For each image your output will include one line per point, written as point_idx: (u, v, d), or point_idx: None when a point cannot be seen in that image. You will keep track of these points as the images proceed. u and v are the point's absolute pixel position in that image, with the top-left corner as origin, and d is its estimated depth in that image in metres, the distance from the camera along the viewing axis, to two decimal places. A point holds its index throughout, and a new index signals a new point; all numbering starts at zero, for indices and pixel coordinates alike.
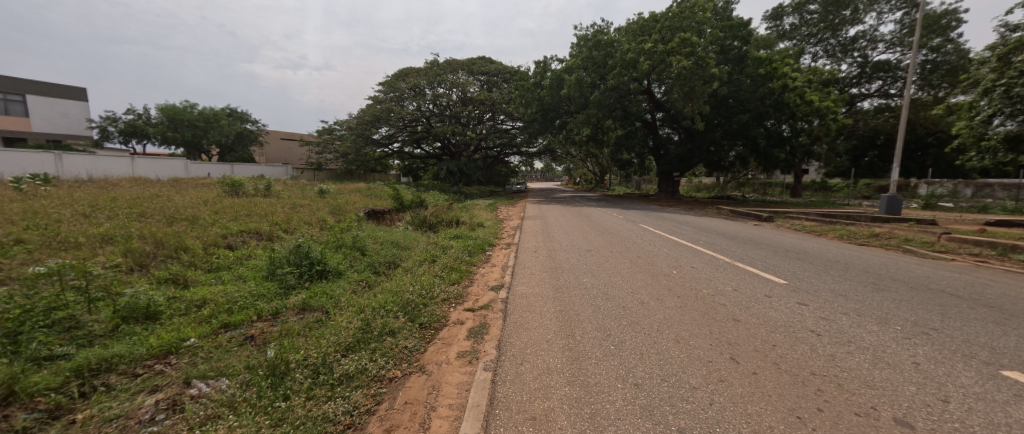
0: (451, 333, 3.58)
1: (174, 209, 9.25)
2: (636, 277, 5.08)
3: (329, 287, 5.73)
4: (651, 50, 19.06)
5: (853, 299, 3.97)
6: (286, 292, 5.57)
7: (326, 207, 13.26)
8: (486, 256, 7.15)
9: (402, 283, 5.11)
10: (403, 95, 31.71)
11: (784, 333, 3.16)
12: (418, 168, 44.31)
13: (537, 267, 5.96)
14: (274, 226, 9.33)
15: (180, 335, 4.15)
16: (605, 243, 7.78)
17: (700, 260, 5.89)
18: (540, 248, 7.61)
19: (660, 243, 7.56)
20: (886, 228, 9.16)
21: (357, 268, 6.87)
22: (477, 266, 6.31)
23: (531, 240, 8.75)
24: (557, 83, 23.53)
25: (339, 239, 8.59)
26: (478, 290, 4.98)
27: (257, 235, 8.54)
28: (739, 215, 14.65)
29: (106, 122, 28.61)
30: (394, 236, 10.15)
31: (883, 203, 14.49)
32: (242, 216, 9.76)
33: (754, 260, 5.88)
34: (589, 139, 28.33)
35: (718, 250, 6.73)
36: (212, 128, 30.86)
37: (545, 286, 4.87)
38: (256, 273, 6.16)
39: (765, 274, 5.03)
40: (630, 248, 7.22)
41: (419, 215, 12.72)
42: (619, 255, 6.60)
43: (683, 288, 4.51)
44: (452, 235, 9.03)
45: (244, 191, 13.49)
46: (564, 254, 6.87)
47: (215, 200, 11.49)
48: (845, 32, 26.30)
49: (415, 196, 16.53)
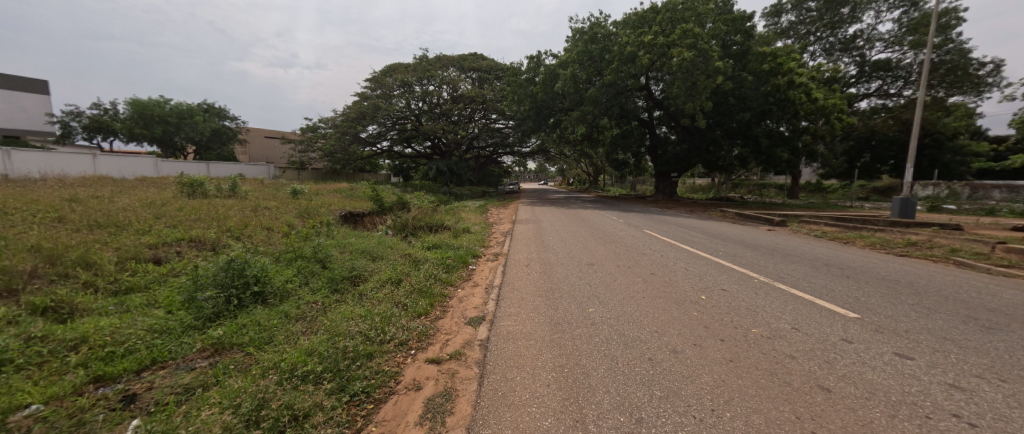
0: (396, 412, 2.36)
1: (105, 214, 7.91)
2: (657, 307, 3.93)
3: (262, 318, 4.52)
4: (651, 42, 18.03)
5: (970, 348, 2.82)
6: (203, 326, 4.32)
7: (295, 209, 11.95)
8: (468, 271, 5.95)
9: (351, 314, 3.90)
10: (390, 91, 30.20)
11: (916, 422, 1.99)
12: (408, 168, 43.09)
13: (529, 289, 4.75)
14: (223, 233, 8.08)
15: (15, 400, 2.92)
16: (610, 254, 6.68)
17: (730, 280, 4.74)
18: (533, 261, 6.43)
19: (673, 254, 6.41)
20: (920, 236, 8.13)
21: (311, 289, 5.67)
22: (455, 287, 5.09)
23: (523, 249, 7.56)
24: (551, 78, 22.40)
25: (296, 248, 7.37)
26: (449, 326, 3.76)
27: (199, 245, 7.30)
28: (747, 218, 13.62)
29: (69, 116, 26.89)
30: (367, 244, 8.93)
31: (895, 206, 13.69)
32: (188, 221, 8.49)
33: (797, 279, 4.76)
34: (584, 137, 27.28)
35: (746, 265, 5.58)
36: (185, 125, 29.10)
37: (540, 320, 3.68)
38: (172, 298, 4.90)
39: (824, 302, 3.87)
40: (640, 260, 6.10)
41: (400, 218, 11.52)
42: (629, 271, 5.46)
43: (722, 324, 3.39)
44: (430, 243, 7.82)
45: (204, 192, 12.14)
46: (561, 270, 5.71)
47: (164, 201, 10.17)
48: (845, 30, 25.59)
49: (398, 198, 15.34)
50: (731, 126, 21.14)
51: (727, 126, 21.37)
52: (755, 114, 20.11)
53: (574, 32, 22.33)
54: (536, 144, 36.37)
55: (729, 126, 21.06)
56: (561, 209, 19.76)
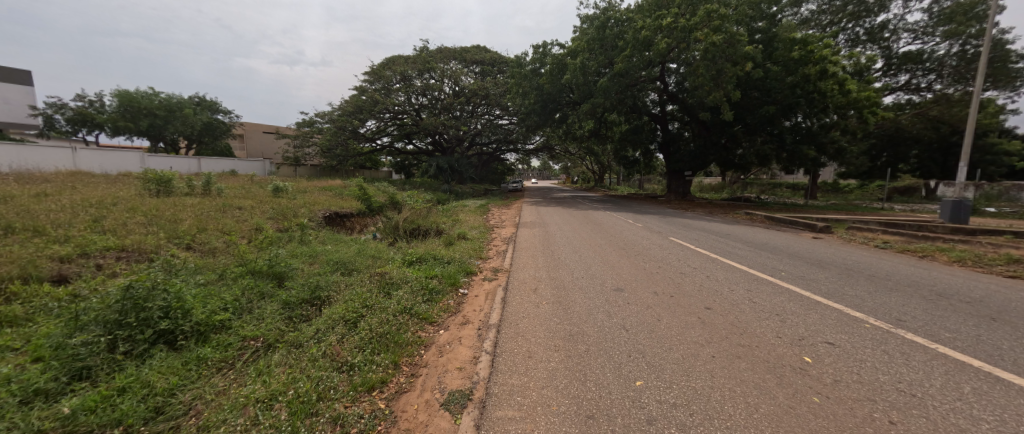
0: None
1: (19, 216, 6.51)
2: (746, 382, 2.47)
3: (154, 379, 3.11)
4: (670, 26, 16.46)
5: None
6: (57, 393, 2.91)
7: (271, 209, 10.61)
8: (458, 299, 4.51)
9: (263, 386, 2.51)
10: (389, 84, 28.79)
11: None
12: (409, 166, 41.78)
13: (539, 335, 3.34)
14: (168, 241, 6.71)
15: None
16: (639, 274, 5.25)
17: (828, 326, 3.29)
18: (542, 282, 5.02)
19: (722, 276, 4.99)
20: (1021, 251, 6.56)
21: (250, 322, 4.31)
22: (436, 326, 3.68)
23: (529, 264, 6.15)
24: (558, 69, 20.91)
25: (248, 261, 5.98)
26: (412, 414, 2.35)
27: (131, 256, 5.91)
28: (778, 223, 12.06)
29: (52, 108, 25.67)
30: (343, 253, 7.51)
31: (945, 209, 12.12)
32: (129, 225, 7.10)
33: (926, 326, 3.29)
34: (592, 133, 25.83)
35: (830, 295, 4.15)
36: (174, 118, 27.75)
37: (563, 411, 2.24)
38: (40, 339, 3.49)
39: (1014, 377, 2.42)
40: (682, 284, 4.70)
41: (390, 220, 10.23)
42: (674, 303, 4.04)
43: (876, 429, 1.97)
44: (413, 254, 6.34)
45: (172, 190, 10.87)
46: (581, 299, 4.28)
47: (114, 201, 8.76)
48: (871, 20, 23.70)
49: (390, 197, 14.05)
50: (752, 121, 19.55)
51: (748, 122, 19.78)
52: (780, 109, 18.48)
53: (584, 19, 20.90)
54: (540, 141, 35.04)
55: (751, 121, 19.47)
56: (567, 209, 18.44)
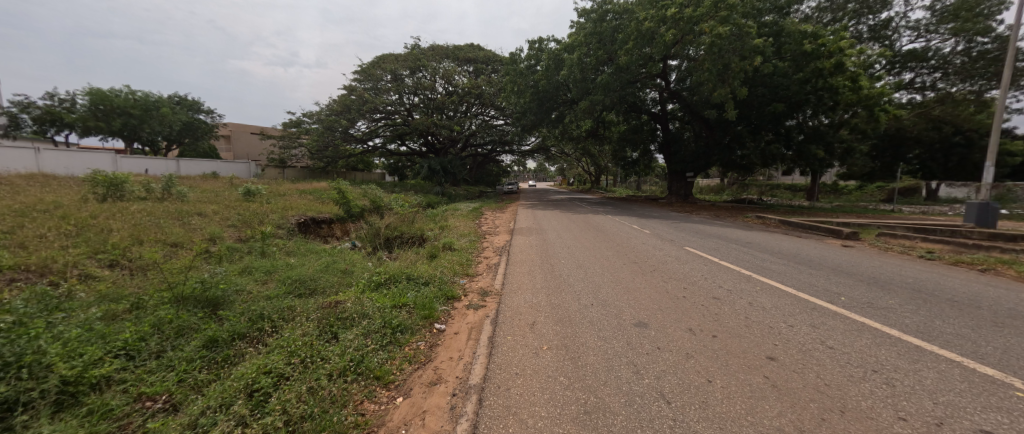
0: None
1: None
2: None
3: None
4: (675, 16, 15.45)
5: None
6: None
7: (236, 215, 9.44)
8: (431, 341, 3.41)
9: None
10: (378, 83, 27.54)
11: None
12: (402, 167, 40.63)
13: (544, 414, 2.22)
14: (87, 258, 5.47)
15: None
16: (663, 300, 4.17)
17: (976, 401, 2.21)
18: (542, 314, 3.91)
19: (769, 304, 3.93)
20: None
21: (151, 372, 3.15)
22: (393, 393, 2.56)
23: (524, 285, 5.03)
24: (555, 65, 19.89)
25: (177, 282, 4.77)
26: None
27: (27, 279, 4.68)
28: (796, 228, 11.07)
29: (18, 107, 24.14)
30: (305, 268, 6.33)
31: (970, 212, 10.77)
32: (44, 239, 5.86)
33: None
34: (589, 133, 24.93)
35: (933, 338, 3.07)
36: (151, 118, 26.30)
37: None
38: None
39: None
40: (723, 317, 3.62)
41: (371, 226, 9.18)
42: (722, 350, 2.96)
43: None
44: (383, 272, 5.19)
45: (125, 193, 9.65)
46: (594, 342, 3.18)
47: (42, 207, 7.54)
48: (875, 17, 22.79)
49: (374, 200, 12.89)
50: (757, 120, 18.66)
51: (752, 120, 18.86)
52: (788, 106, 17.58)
53: (581, 13, 19.86)
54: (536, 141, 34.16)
55: (756, 120, 18.57)
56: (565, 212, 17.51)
